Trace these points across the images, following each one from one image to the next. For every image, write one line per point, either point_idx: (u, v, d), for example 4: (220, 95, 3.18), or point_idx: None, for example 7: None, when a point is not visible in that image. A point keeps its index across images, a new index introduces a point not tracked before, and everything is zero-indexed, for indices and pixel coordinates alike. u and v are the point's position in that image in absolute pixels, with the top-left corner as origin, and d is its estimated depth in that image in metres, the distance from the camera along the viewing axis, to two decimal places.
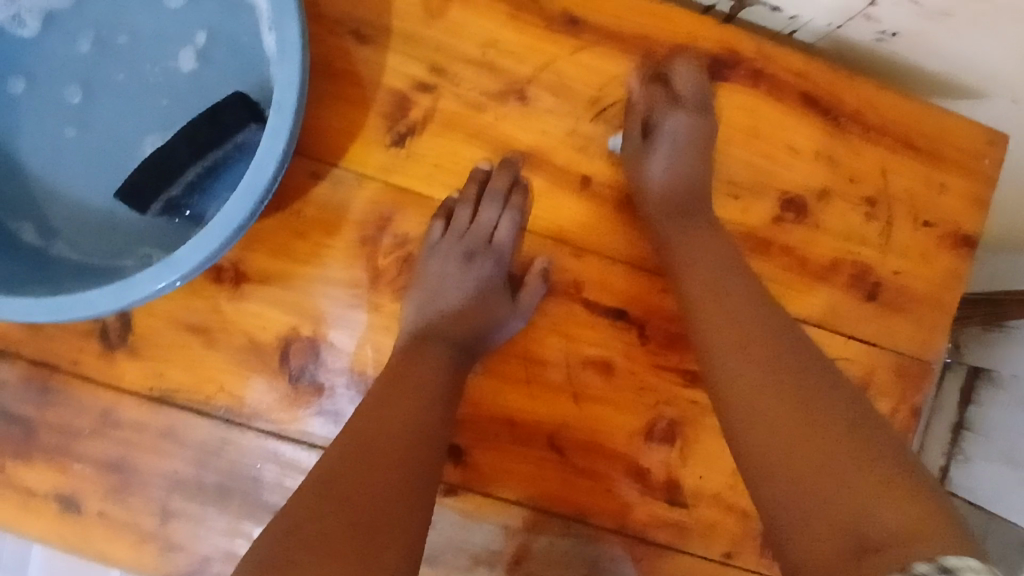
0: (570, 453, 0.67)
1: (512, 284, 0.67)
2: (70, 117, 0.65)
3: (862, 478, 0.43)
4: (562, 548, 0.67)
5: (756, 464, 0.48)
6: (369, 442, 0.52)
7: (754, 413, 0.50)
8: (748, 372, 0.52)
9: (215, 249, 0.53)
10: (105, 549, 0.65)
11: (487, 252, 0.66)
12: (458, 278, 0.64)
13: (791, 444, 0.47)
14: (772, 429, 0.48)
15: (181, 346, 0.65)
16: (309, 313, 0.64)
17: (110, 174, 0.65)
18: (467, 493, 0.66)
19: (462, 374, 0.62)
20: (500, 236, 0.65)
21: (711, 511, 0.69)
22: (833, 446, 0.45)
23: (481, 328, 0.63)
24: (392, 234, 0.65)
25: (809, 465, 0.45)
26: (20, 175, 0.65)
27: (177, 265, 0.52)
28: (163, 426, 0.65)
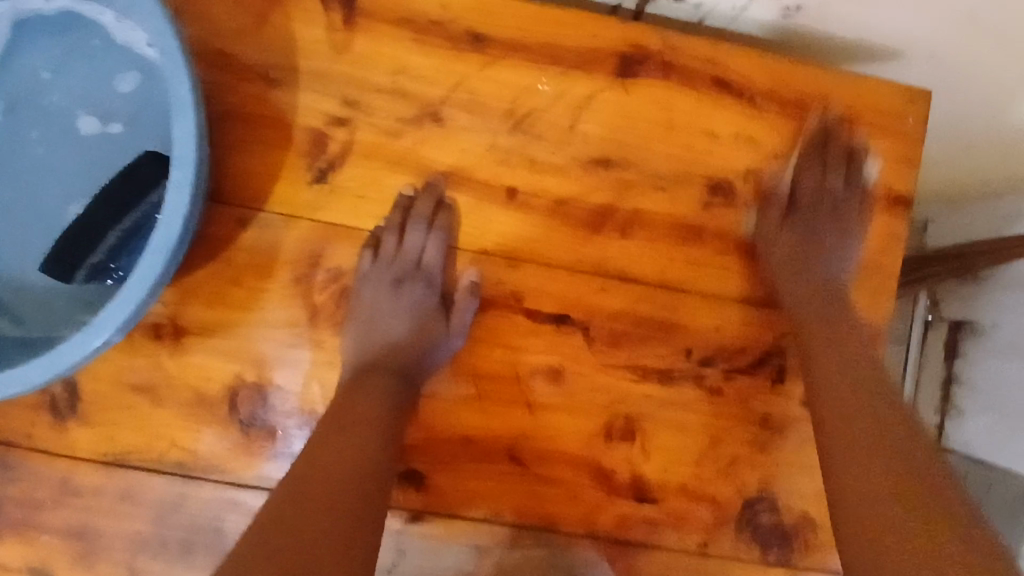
0: (531, 463, 0.68)
1: (446, 303, 0.67)
2: None
3: (895, 477, 0.49)
4: (537, 558, 0.68)
5: (843, 504, 0.50)
6: (317, 473, 0.53)
7: (849, 433, 0.55)
8: (842, 392, 0.59)
9: (137, 306, 0.53)
10: None
11: (416, 275, 0.66)
12: (391, 307, 0.65)
13: (858, 462, 0.52)
14: (861, 464, 0.52)
15: (129, 406, 0.65)
16: (252, 359, 0.65)
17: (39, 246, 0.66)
18: (432, 518, 0.67)
19: (404, 400, 0.62)
20: (427, 259, 0.66)
21: (680, 502, 0.69)
22: (884, 464, 0.51)
23: (419, 354, 0.64)
24: (325, 269, 0.65)
25: (869, 472, 0.51)
26: None
27: (103, 327, 0.53)
28: (121, 488, 0.65)
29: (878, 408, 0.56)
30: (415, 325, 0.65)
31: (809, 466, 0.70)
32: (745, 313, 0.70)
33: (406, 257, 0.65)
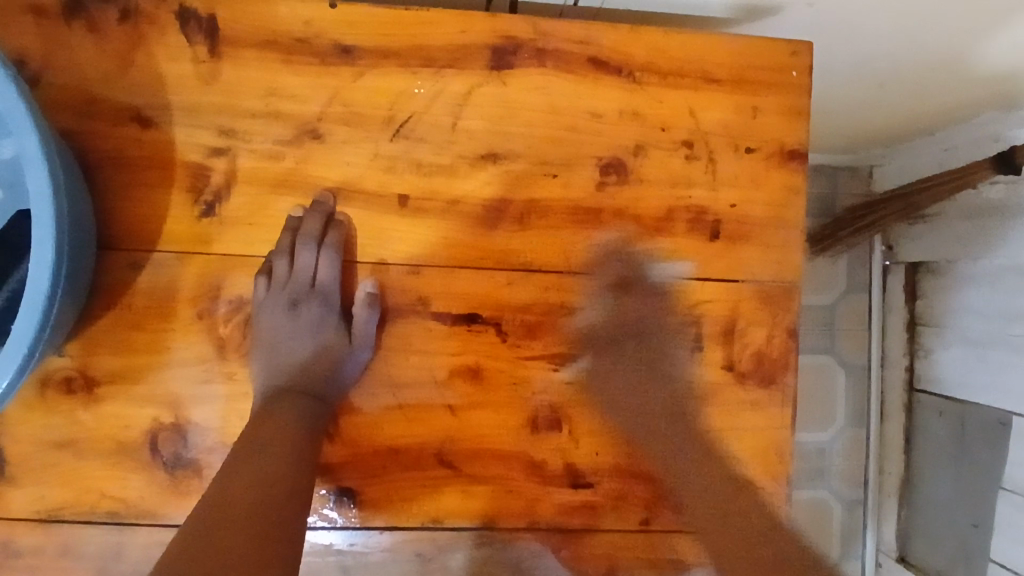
0: (461, 464, 0.68)
1: (346, 319, 0.67)
2: None
3: (711, 492, 0.67)
4: (481, 558, 0.67)
5: (687, 500, 0.68)
6: (236, 493, 0.54)
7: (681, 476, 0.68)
8: (643, 413, 0.69)
9: (19, 366, 0.55)
10: None
11: (313, 294, 0.66)
12: (290, 329, 0.65)
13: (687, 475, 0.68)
14: (661, 460, 0.69)
15: (56, 463, 0.65)
16: (167, 400, 0.65)
17: None
18: (371, 532, 0.66)
19: (315, 420, 0.62)
20: (322, 277, 0.66)
21: (616, 483, 0.69)
22: (706, 472, 0.68)
23: (322, 375, 0.64)
24: (226, 300, 0.66)
25: (705, 483, 0.67)
26: None
27: None
28: (59, 545, 0.65)
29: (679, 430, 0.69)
30: (316, 345, 0.65)
31: (739, 428, 0.70)
32: (657, 284, 0.69)
33: (299, 278, 0.64)
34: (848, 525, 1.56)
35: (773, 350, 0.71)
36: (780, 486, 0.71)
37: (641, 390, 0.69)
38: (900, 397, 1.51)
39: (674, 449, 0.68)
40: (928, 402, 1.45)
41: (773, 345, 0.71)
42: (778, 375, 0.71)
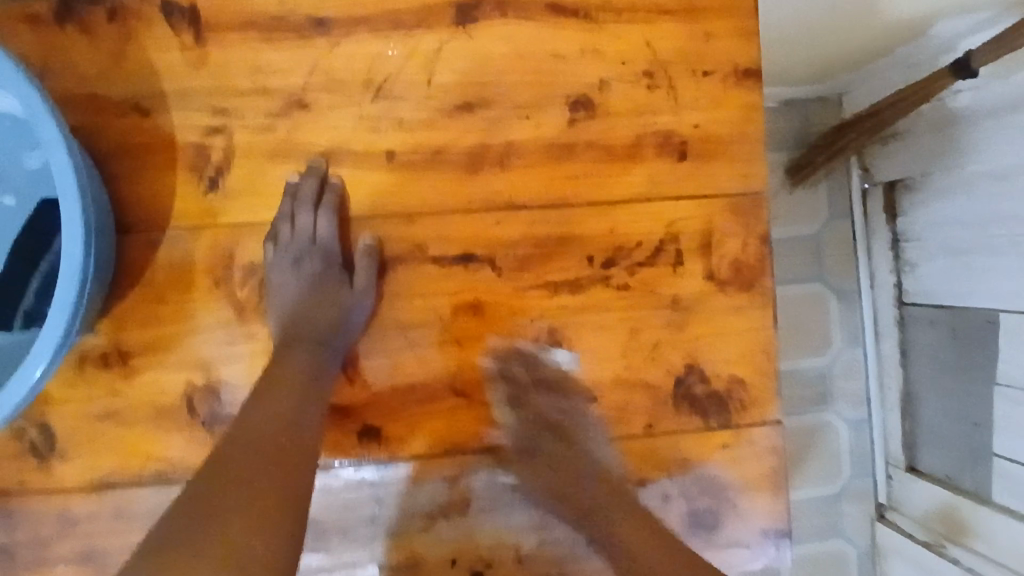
0: (473, 392, 0.73)
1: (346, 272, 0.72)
2: None
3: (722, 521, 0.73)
4: (501, 475, 0.74)
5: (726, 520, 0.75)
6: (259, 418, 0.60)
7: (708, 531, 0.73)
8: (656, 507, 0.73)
9: (61, 335, 0.60)
10: None
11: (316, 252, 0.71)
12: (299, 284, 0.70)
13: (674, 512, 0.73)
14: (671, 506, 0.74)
15: (101, 432, 0.70)
16: (197, 363, 0.70)
17: None
18: (398, 464, 0.72)
19: (328, 364, 0.67)
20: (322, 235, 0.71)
21: (617, 395, 0.75)
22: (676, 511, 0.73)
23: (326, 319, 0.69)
24: (240, 267, 0.71)
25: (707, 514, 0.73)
26: None
27: (36, 359, 0.60)
28: (114, 507, 0.70)
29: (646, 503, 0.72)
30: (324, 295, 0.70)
31: (725, 332, 0.76)
32: (634, 208, 0.74)
33: (301, 237, 0.69)
34: (856, 442, 1.64)
35: (749, 257, 0.76)
36: (769, 381, 0.76)
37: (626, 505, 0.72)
38: (892, 313, 1.56)
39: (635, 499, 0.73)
40: (921, 314, 1.50)
41: (749, 253, 0.76)
42: (757, 280, 0.76)
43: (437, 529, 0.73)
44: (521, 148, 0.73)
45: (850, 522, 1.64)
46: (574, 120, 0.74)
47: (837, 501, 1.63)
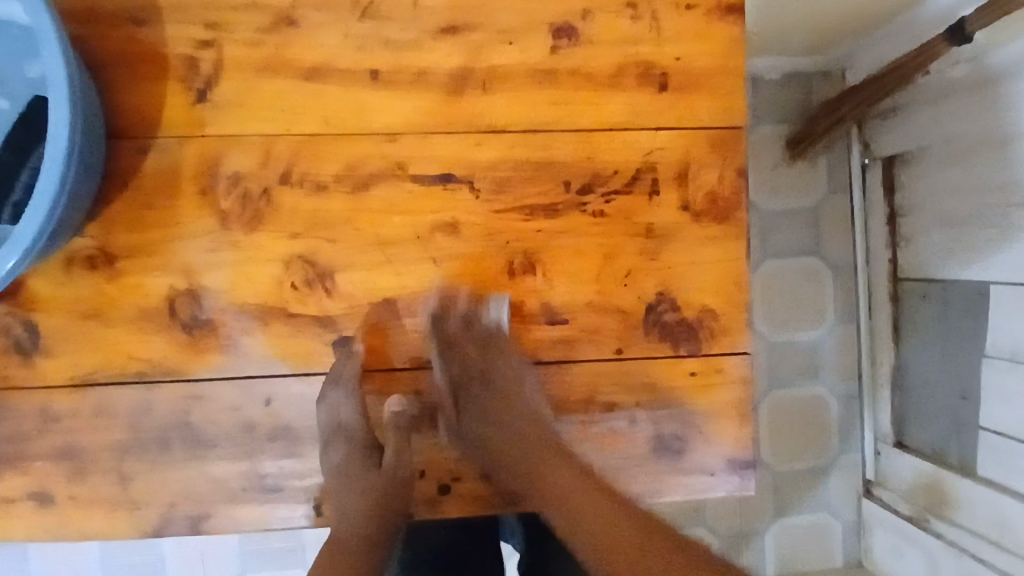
0: (448, 309, 0.75)
1: (371, 444, 0.74)
2: None
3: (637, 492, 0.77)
4: (469, 390, 0.76)
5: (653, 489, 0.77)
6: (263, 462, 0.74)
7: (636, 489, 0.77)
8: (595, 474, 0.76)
9: (46, 213, 0.63)
10: (85, 525, 0.73)
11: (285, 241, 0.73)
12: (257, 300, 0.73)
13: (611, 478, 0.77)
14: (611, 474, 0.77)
15: (86, 331, 0.72)
16: (181, 268, 0.73)
17: None
18: (371, 374, 0.75)
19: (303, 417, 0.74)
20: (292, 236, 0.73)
21: (589, 318, 0.76)
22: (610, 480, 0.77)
23: (359, 479, 0.73)
24: (225, 177, 0.73)
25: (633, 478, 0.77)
26: None
27: (22, 237, 0.63)
28: (95, 405, 0.73)
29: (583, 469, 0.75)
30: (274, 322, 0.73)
31: (697, 261, 0.77)
32: (612, 136, 0.76)
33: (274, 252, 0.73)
34: (845, 417, 1.63)
35: (725, 189, 0.77)
36: (739, 311, 0.78)
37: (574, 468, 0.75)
38: (887, 289, 1.55)
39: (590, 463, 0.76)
40: (912, 288, 1.51)
41: (725, 185, 0.77)
42: (731, 212, 0.77)
43: (408, 438, 0.75)
44: (504, 72, 0.75)
45: (835, 494, 1.65)
46: (557, 47, 0.75)
47: (824, 474, 1.63)
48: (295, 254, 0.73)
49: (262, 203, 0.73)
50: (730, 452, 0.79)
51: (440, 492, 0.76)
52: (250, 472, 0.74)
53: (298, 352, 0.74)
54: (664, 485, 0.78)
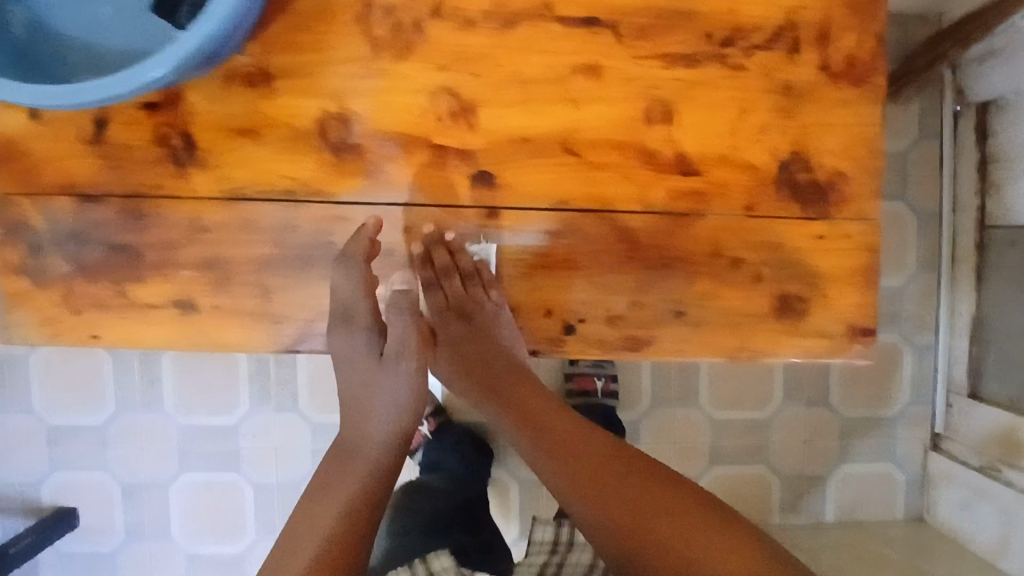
0: (583, 152, 0.76)
1: (377, 331, 0.77)
2: None
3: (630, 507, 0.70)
4: (600, 236, 0.77)
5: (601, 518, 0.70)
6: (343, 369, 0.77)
7: (615, 515, 0.69)
8: (626, 477, 0.72)
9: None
10: (226, 334, 0.77)
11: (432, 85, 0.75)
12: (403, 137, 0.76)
13: (593, 485, 0.71)
14: (612, 489, 0.71)
15: (238, 147, 0.75)
16: (331, 94, 0.75)
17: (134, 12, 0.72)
18: (505, 212, 0.77)
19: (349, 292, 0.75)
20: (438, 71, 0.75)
21: (722, 172, 0.77)
22: (620, 489, 0.71)
23: (375, 374, 0.77)
24: (379, 6, 0.74)
25: (616, 492, 0.71)
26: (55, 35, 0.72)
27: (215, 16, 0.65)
28: (242, 219, 0.76)
29: (663, 488, 0.72)
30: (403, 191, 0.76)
31: (832, 124, 0.78)
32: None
33: (421, 85, 0.75)
34: (919, 369, 1.61)
35: (862, 56, 0.78)
36: (868, 176, 0.79)
37: (621, 473, 0.72)
38: (973, 238, 1.50)
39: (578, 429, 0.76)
40: (1001, 237, 1.43)
41: (862, 52, 0.78)
42: (867, 76, 0.78)
43: (537, 278, 0.78)
44: None
45: (901, 446, 1.62)
46: None
47: (892, 425, 1.61)
48: (441, 87, 0.75)
49: (412, 34, 0.75)
50: (852, 318, 0.79)
51: (564, 333, 0.78)
52: (384, 297, 0.77)
53: (437, 183, 0.76)
54: (782, 345, 0.78)
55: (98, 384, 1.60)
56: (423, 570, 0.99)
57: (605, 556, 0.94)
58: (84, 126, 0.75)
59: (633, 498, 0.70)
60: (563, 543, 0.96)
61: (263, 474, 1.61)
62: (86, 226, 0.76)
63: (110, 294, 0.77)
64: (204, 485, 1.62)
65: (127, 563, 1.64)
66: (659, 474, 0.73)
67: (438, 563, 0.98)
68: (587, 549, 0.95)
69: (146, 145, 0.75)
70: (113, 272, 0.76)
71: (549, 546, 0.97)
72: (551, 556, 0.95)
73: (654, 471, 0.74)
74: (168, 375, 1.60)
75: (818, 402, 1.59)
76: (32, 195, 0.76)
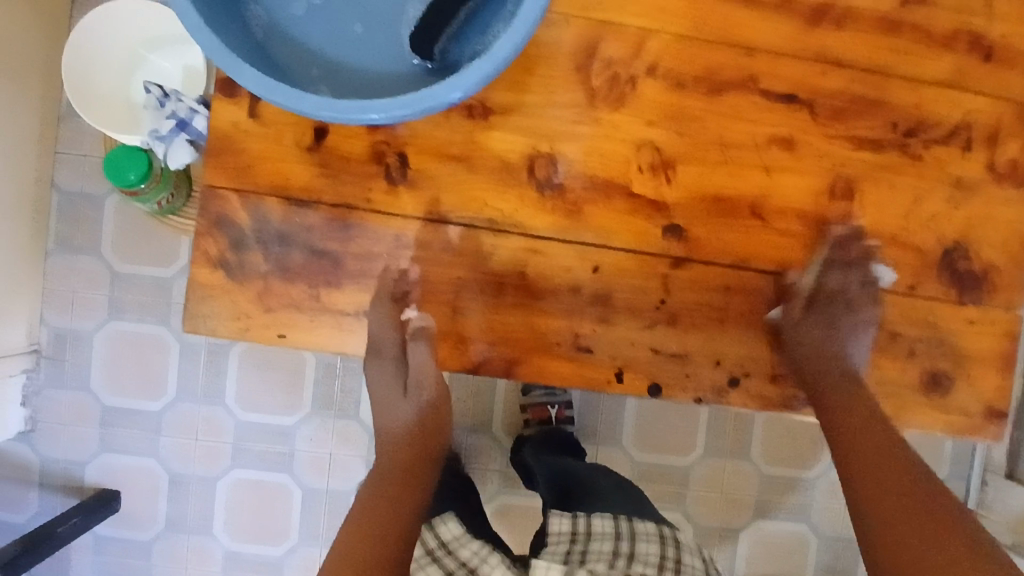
0: (770, 217, 0.81)
1: (402, 362, 0.83)
2: (342, 10, 0.75)
3: (887, 457, 0.73)
4: (775, 296, 0.82)
5: (847, 442, 0.76)
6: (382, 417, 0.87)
7: (852, 445, 0.76)
8: (861, 424, 0.76)
9: (525, 35, 0.64)
10: (411, 350, 0.80)
11: (640, 137, 0.80)
12: (607, 183, 0.79)
13: (843, 428, 0.77)
14: (854, 419, 0.77)
15: (451, 173, 0.79)
16: (545, 134, 0.79)
17: (382, 48, 0.76)
18: (692, 263, 0.80)
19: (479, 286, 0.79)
20: (647, 125, 0.80)
21: (893, 252, 0.83)
22: (876, 451, 0.74)
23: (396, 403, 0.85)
24: (600, 58, 0.79)
25: (873, 430, 0.76)
26: (302, 57, 0.75)
27: (499, 55, 0.64)
28: (445, 240, 0.79)
29: (892, 450, 0.74)
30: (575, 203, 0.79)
31: (993, 220, 0.84)
32: (938, 92, 0.83)
33: (630, 136, 0.80)
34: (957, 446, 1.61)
35: None
36: (1019, 270, 0.85)
37: (890, 456, 0.73)
38: None
39: (865, 414, 0.77)
40: None
41: None
42: None
43: (715, 330, 0.81)
44: (853, 18, 0.82)
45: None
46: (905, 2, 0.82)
47: None
48: (647, 140, 0.80)
49: (626, 89, 0.80)
50: (991, 399, 0.85)
51: (729, 385, 0.81)
52: (567, 331, 0.80)
53: (631, 230, 0.80)
54: (929, 417, 0.84)
55: (161, 371, 1.58)
56: (431, 537, 0.90)
57: (666, 546, 0.97)
58: (304, 134, 0.78)
59: (867, 437, 0.75)
60: (626, 533, 0.98)
61: (316, 479, 1.60)
62: (294, 229, 0.79)
63: (306, 296, 0.79)
64: (254, 484, 1.60)
65: (163, 555, 1.61)
66: (892, 453, 0.73)
67: (446, 530, 0.91)
68: (607, 539, 0.97)
69: (363, 159, 0.78)
70: (314, 276, 0.79)
71: (568, 536, 0.99)
72: (620, 544, 0.96)
73: (876, 445, 0.75)
74: (233, 370, 1.58)
75: None
76: (242, 192, 0.78)
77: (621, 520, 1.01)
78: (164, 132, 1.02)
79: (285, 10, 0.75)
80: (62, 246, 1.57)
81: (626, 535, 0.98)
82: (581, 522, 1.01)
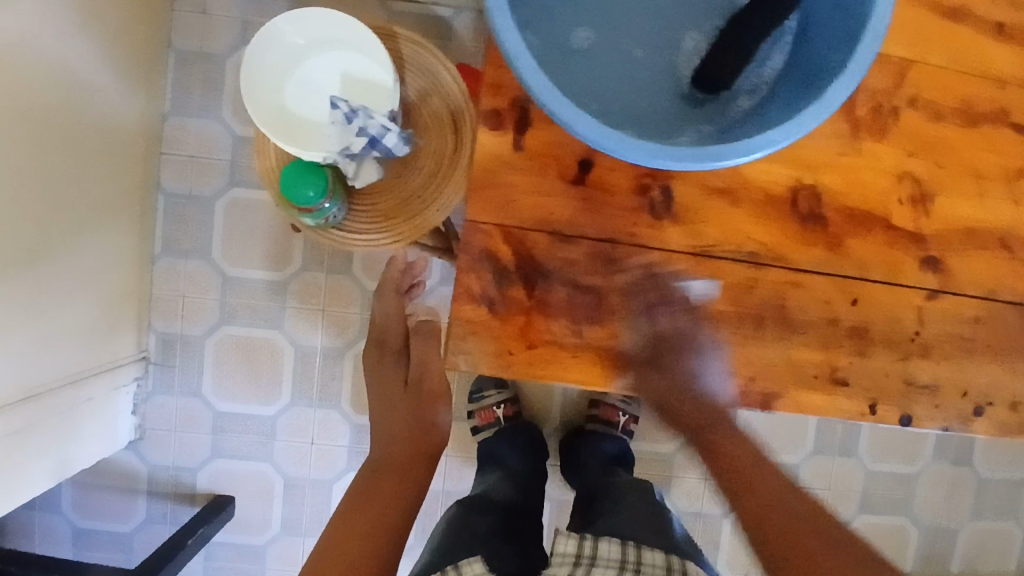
0: (1016, 247, 0.82)
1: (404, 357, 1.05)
2: (622, 52, 0.75)
3: None
4: (1017, 325, 0.83)
5: None
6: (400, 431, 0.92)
7: None
8: None
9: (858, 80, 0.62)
10: (671, 383, 0.79)
11: (900, 169, 0.79)
12: (870, 217, 0.79)
13: None
14: None
15: (714, 207, 0.77)
16: (809, 166, 0.78)
17: (655, 89, 0.75)
18: (945, 295, 0.81)
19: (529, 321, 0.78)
20: (907, 156, 0.79)
21: None
22: None
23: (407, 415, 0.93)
24: (866, 90, 0.78)
25: None
26: (579, 85, 0.73)
27: (831, 101, 0.62)
28: (709, 274, 0.78)
29: None
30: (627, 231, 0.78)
31: None
32: None
33: (891, 168, 0.79)
34: None
35: None
36: None
37: None
38: None
39: None
40: None
41: None
42: None
43: (960, 359, 0.82)
44: None
45: (994, 503, 1.65)
46: None
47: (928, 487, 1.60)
48: (908, 171, 0.79)
49: (889, 119, 0.79)
50: None
51: (974, 413, 0.83)
52: (826, 363, 0.80)
53: (890, 261, 0.80)
54: None
55: (272, 376, 1.54)
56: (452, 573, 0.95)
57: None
58: (569, 167, 0.76)
59: None
60: (632, 563, 0.93)
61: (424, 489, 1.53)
62: (559, 266, 0.77)
63: (568, 333, 0.78)
64: None
65: (278, 557, 1.60)
66: None
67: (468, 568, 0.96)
68: (612, 565, 0.92)
69: (628, 192, 0.77)
70: (577, 311, 0.78)
71: (572, 558, 0.94)
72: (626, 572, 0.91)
73: None
74: (349, 373, 1.54)
75: (961, 461, 1.63)
76: (506, 226, 0.76)
77: (628, 547, 0.97)
78: (356, 151, 1.05)
79: (569, 38, 0.74)
80: (168, 250, 1.49)
81: (633, 564, 0.93)
82: (585, 544, 0.96)
